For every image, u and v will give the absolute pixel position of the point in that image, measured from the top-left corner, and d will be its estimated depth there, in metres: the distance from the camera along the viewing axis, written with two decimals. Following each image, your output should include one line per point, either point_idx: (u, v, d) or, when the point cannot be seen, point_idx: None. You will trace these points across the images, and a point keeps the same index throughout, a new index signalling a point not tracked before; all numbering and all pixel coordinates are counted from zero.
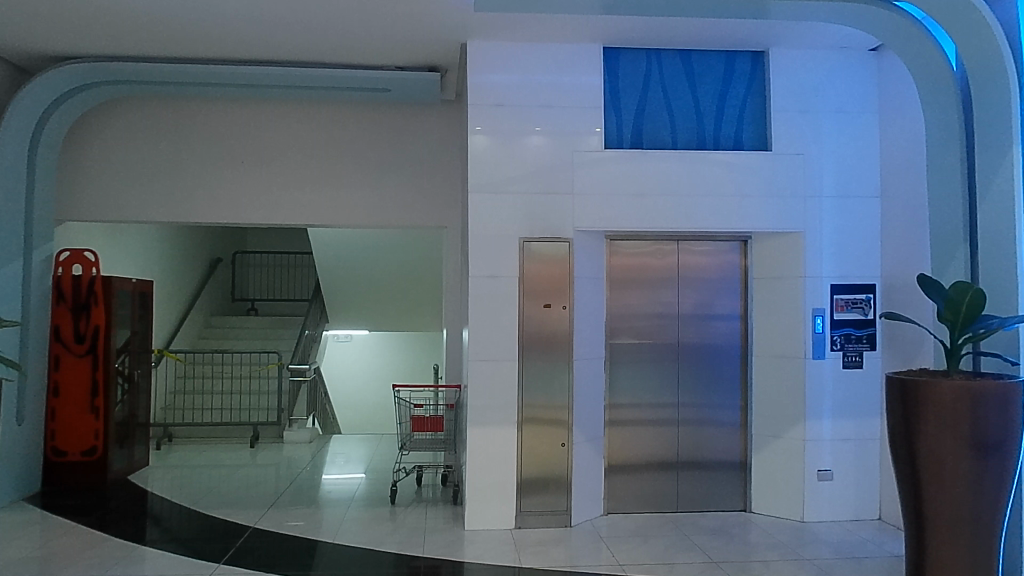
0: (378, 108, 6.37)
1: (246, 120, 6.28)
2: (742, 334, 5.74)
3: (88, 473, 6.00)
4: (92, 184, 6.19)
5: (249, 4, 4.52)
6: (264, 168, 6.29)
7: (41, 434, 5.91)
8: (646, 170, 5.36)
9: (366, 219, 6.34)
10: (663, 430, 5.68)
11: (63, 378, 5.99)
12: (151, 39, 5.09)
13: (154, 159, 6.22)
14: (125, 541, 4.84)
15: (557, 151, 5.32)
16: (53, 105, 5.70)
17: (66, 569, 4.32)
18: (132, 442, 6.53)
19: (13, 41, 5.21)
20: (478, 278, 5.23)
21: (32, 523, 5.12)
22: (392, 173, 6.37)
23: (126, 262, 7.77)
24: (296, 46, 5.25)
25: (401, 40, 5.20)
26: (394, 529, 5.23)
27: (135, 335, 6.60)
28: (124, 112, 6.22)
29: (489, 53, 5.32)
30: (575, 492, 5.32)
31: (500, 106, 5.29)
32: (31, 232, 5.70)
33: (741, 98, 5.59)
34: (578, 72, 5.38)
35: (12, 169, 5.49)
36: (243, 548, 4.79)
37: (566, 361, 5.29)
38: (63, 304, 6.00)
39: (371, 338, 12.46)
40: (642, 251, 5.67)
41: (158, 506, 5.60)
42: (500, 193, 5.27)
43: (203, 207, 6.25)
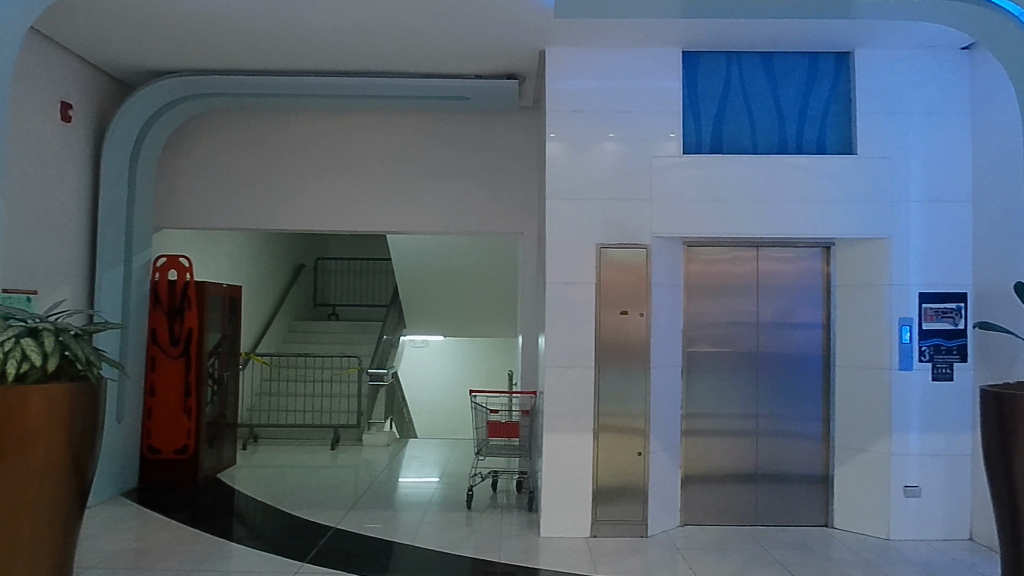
0: (455, 116, 6.43)
1: (329, 130, 6.44)
2: (824, 342, 5.57)
3: (181, 470, 6.25)
4: (186, 192, 6.45)
5: (334, 16, 4.65)
6: (345, 176, 6.44)
7: (138, 433, 6.19)
8: (726, 175, 5.26)
9: (443, 226, 6.41)
10: (742, 441, 5.56)
11: (159, 379, 6.26)
12: (240, 52, 5.27)
13: (242, 168, 6.45)
14: (214, 537, 5.01)
15: (634, 157, 5.27)
16: (153, 119, 5.94)
17: (159, 564, 4.47)
18: (222, 442, 6.76)
19: (115, 57, 5.48)
20: (555, 284, 5.24)
21: (128, 518, 5.33)
22: (469, 180, 6.43)
23: (216, 267, 8.07)
24: (378, 56, 5.34)
25: (480, 48, 5.27)
26: (470, 533, 5.27)
27: (226, 337, 6.84)
28: (217, 123, 6.46)
29: (567, 60, 5.32)
30: (651, 502, 5.25)
31: (578, 112, 5.29)
32: (132, 240, 5.96)
33: (824, 101, 5.43)
34: (657, 77, 5.33)
35: (115, 179, 5.76)
36: (324, 548, 4.89)
37: (642, 368, 5.22)
38: (160, 307, 6.26)
39: (447, 344, 12.61)
40: (720, 257, 5.57)
41: (244, 504, 5.78)
42: (577, 200, 5.26)
43: (287, 214, 6.44)
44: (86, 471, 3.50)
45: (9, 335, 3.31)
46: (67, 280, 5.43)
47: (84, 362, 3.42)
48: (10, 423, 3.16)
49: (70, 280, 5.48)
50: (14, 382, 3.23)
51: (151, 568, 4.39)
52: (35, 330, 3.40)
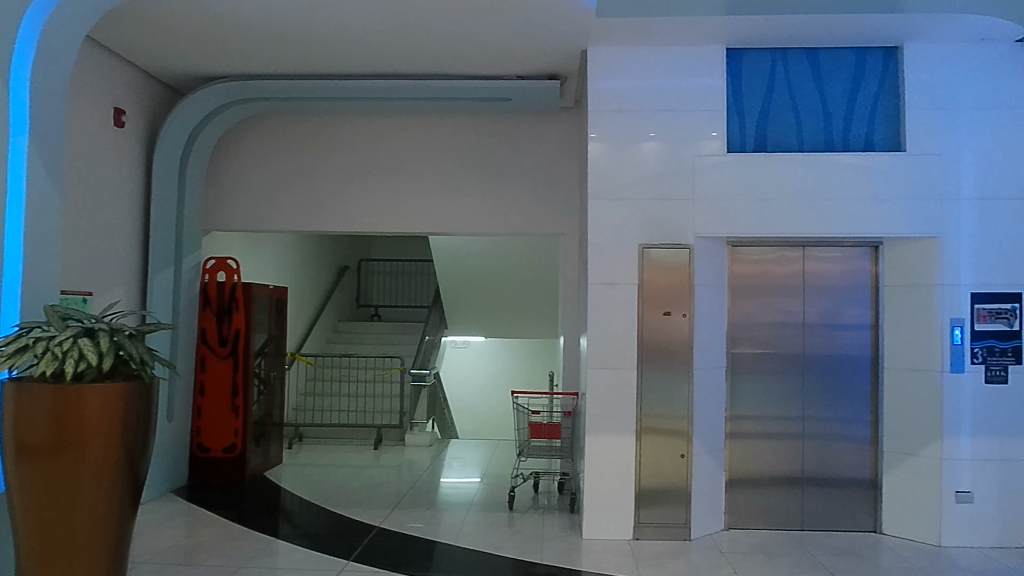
0: (495, 117, 6.44)
1: (372, 132, 6.50)
2: (873, 344, 5.45)
3: (230, 468, 6.36)
4: (233, 195, 6.57)
5: (377, 20, 4.69)
6: (387, 178, 6.49)
7: (189, 431, 6.33)
8: (772, 174, 5.17)
9: (484, 227, 6.42)
10: (787, 444, 5.46)
11: (208, 378, 6.38)
12: (285, 57, 5.35)
13: (286, 172, 6.55)
14: (261, 534, 5.09)
15: (676, 156, 5.22)
16: (203, 123, 6.05)
17: (209, 560, 4.56)
18: (269, 440, 6.87)
19: (165, 63, 5.60)
20: (597, 285, 5.21)
21: (178, 515, 5.44)
22: (510, 181, 6.43)
23: (263, 269, 8.20)
24: (421, 58, 5.38)
25: (521, 49, 5.27)
26: (512, 534, 5.26)
27: (272, 338, 6.95)
28: (263, 127, 6.57)
29: (609, 59, 5.30)
30: (694, 505, 5.19)
31: (620, 112, 5.26)
32: (182, 242, 6.08)
33: (872, 97, 5.31)
34: (699, 75, 5.26)
35: (166, 183, 5.88)
36: (369, 547, 4.92)
37: (686, 370, 5.16)
38: (209, 308, 6.38)
39: (488, 345, 12.65)
40: (765, 257, 5.48)
41: (289, 502, 5.86)
42: (620, 200, 5.22)
43: (330, 216, 6.51)
44: (141, 469, 3.54)
45: (68, 334, 3.35)
46: (120, 282, 5.56)
47: (137, 361, 3.46)
48: (66, 422, 3.24)
49: (123, 282, 5.61)
50: (72, 381, 3.29)
51: (201, 564, 4.47)
52: (92, 330, 3.45)
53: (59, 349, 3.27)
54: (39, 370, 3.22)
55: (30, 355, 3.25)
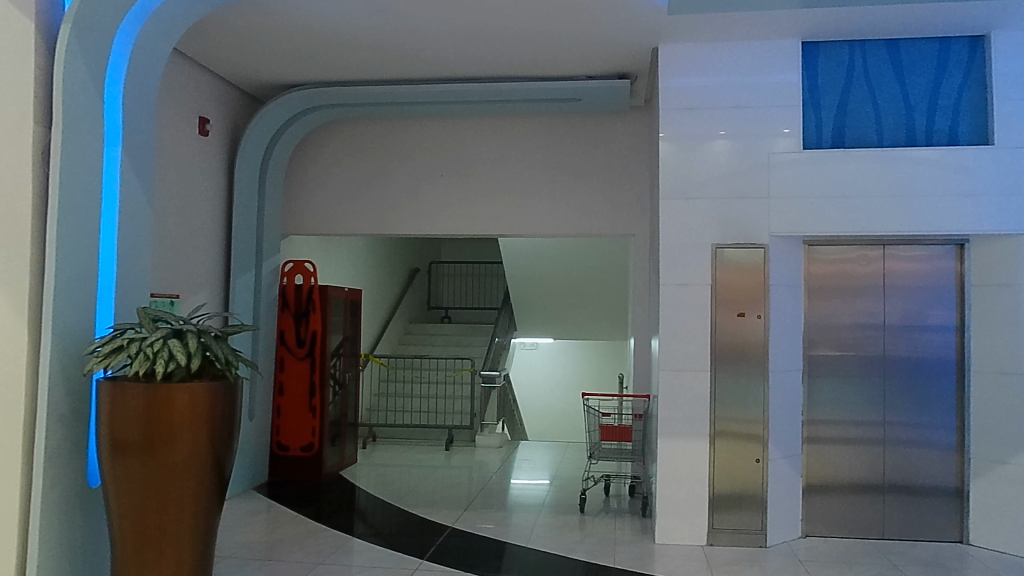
0: (564, 118, 6.42)
1: (442, 136, 6.57)
2: (958, 346, 5.21)
3: (307, 467, 6.51)
4: (308, 201, 6.73)
5: (449, 25, 4.73)
6: (457, 181, 6.54)
7: (268, 430, 6.50)
8: (851, 170, 4.99)
9: (553, 228, 6.40)
10: (869, 450, 5.27)
11: (287, 379, 6.56)
12: (359, 63, 5.45)
13: (359, 176, 6.67)
14: (338, 532, 5.19)
15: (749, 153, 5.10)
16: (280, 131, 6.22)
17: (289, 556, 4.67)
18: (344, 440, 7.00)
19: (244, 73, 5.77)
20: (669, 286, 5.13)
21: (258, 511, 5.59)
22: (579, 181, 6.39)
23: (337, 272, 8.37)
24: (491, 61, 5.40)
25: (591, 49, 5.24)
26: (583, 537, 5.22)
27: (348, 339, 7.08)
28: (337, 133, 6.72)
29: (680, 57, 5.22)
30: (771, 511, 5.05)
31: (692, 110, 5.17)
32: (261, 246, 6.25)
33: (957, 89, 5.08)
34: (774, 71, 5.13)
35: (247, 189, 6.06)
36: (442, 547, 4.96)
37: (761, 372, 5.04)
38: (287, 310, 6.56)
39: (557, 346, 12.63)
40: (844, 257, 5.31)
41: (363, 502, 5.95)
42: (692, 199, 5.14)
43: (402, 219, 6.60)
44: (226, 467, 3.63)
45: (158, 335, 3.47)
46: (205, 285, 5.76)
47: (222, 362, 3.57)
48: (157, 417, 3.36)
49: (208, 285, 5.80)
50: (162, 380, 3.41)
51: (282, 560, 4.58)
52: (180, 331, 3.57)
53: (150, 349, 3.39)
54: (132, 370, 3.35)
55: (124, 356, 3.38)
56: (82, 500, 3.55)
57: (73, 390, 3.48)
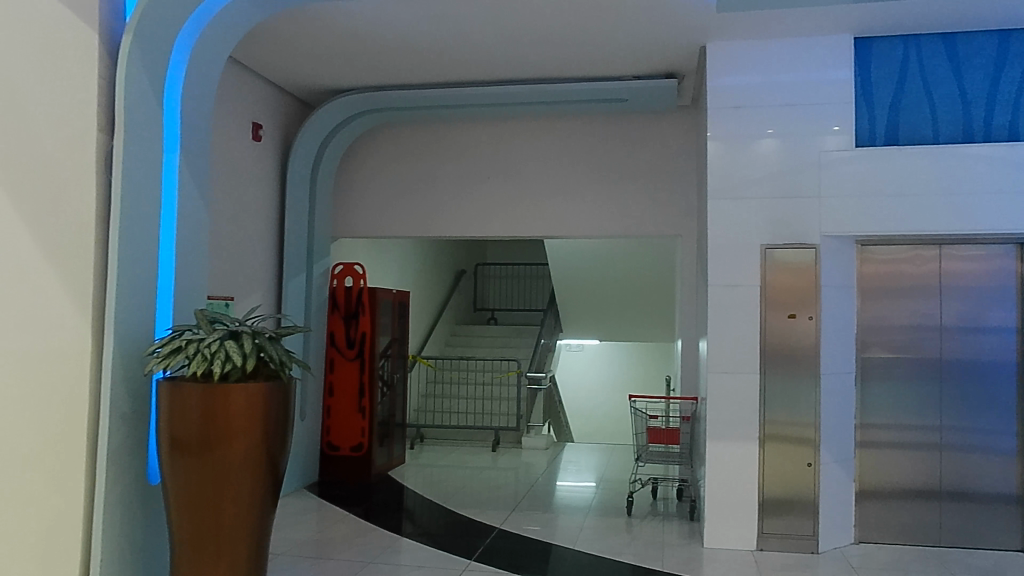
0: (610, 119, 6.39)
1: (487, 138, 6.60)
2: (1019, 349, 5.05)
3: (356, 467, 6.59)
4: (357, 204, 6.82)
5: (496, 27, 4.75)
6: (503, 183, 6.56)
7: (319, 430, 6.60)
8: (906, 168, 4.86)
9: (598, 229, 6.37)
10: (924, 455, 5.14)
11: (337, 379, 6.65)
12: (407, 67, 5.50)
13: (405, 179, 6.74)
14: (387, 532, 5.24)
15: (799, 152, 5.01)
16: (329, 135, 6.31)
17: (339, 554, 4.74)
18: (392, 441, 7.07)
19: (295, 79, 5.87)
20: (718, 287, 5.07)
21: (310, 510, 5.68)
22: (624, 182, 6.35)
23: (386, 274, 8.46)
24: (538, 62, 5.40)
25: (639, 49, 5.21)
26: (631, 541, 5.18)
27: (396, 341, 7.14)
28: (384, 137, 6.80)
29: (729, 55, 5.16)
30: (823, 517, 4.96)
31: (740, 108, 5.10)
32: (311, 249, 6.35)
33: (1017, 83, 4.92)
34: (825, 67, 5.03)
35: (298, 193, 6.16)
36: (489, 547, 4.98)
37: (813, 375, 4.94)
38: (337, 312, 6.64)
39: (603, 348, 12.57)
40: (898, 257, 5.17)
41: (411, 502, 6.00)
42: (742, 199, 5.07)
43: (448, 222, 6.65)
44: (280, 465, 3.69)
45: (215, 336, 3.54)
46: (259, 287, 5.87)
47: (276, 363, 3.65)
48: (214, 418, 3.43)
49: (261, 288, 5.91)
50: (219, 381, 3.48)
51: (332, 558, 4.65)
52: (236, 331, 3.64)
53: (208, 350, 3.47)
54: (191, 370, 3.42)
55: (183, 357, 3.46)
56: (142, 497, 3.65)
57: (134, 389, 3.58)
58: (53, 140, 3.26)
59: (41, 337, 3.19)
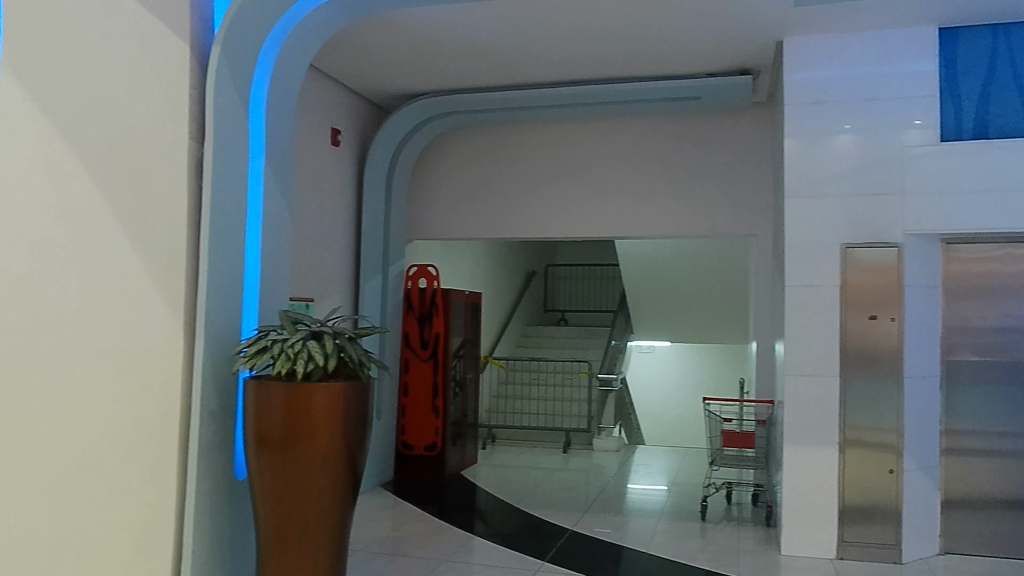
0: (683, 118, 6.32)
1: (558, 139, 6.60)
2: None
3: (429, 466, 6.68)
4: (430, 207, 6.93)
5: (569, 28, 4.75)
6: (574, 184, 6.55)
7: (394, 429, 6.71)
8: (995, 162, 4.62)
9: (670, 229, 6.30)
10: (1016, 463, 4.91)
11: (411, 380, 6.74)
12: (479, 70, 5.55)
13: (477, 182, 6.80)
14: (460, 531, 5.29)
15: (881, 147, 4.85)
16: (404, 140, 6.42)
17: (415, 552, 4.81)
18: (465, 440, 7.13)
19: (371, 84, 5.99)
20: (795, 288, 4.94)
21: (385, 508, 5.77)
22: (697, 181, 6.26)
23: (458, 276, 8.55)
24: (610, 62, 5.38)
25: (714, 46, 5.13)
26: (705, 546, 5.09)
27: (469, 341, 7.20)
28: (456, 140, 6.88)
29: (806, 49, 5.03)
30: (907, 526, 4.78)
31: (819, 104, 4.96)
32: (387, 252, 6.47)
33: None
34: (908, 59, 4.85)
35: (374, 196, 6.28)
36: (562, 549, 4.97)
37: (896, 379, 4.78)
38: (411, 313, 6.74)
39: (674, 350, 12.42)
40: (987, 256, 4.94)
41: (484, 502, 6.04)
42: (820, 197, 4.94)
43: (518, 223, 6.68)
44: (360, 462, 3.75)
45: (298, 337, 3.64)
46: (337, 289, 6.01)
47: (356, 362, 3.72)
48: (296, 415, 3.52)
49: (339, 289, 6.06)
50: (302, 380, 3.57)
51: (408, 556, 4.72)
52: (318, 332, 3.73)
53: (292, 350, 3.58)
54: (276, 370, 3.53)
55: (268, 357, 3.58)
56: (230, 490, 3.79)
57: (223, 387, 3.72)
58: (148, 148, 3.41)
59: (137, 336, 3.34)
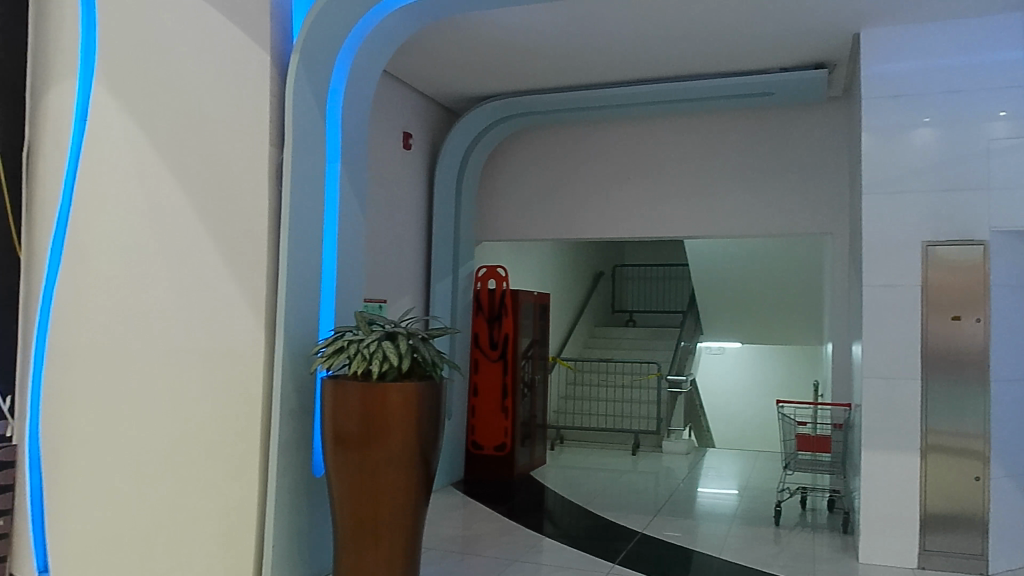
0: (755, 114, 6.20)
1: (628, 139, 6.55)
2: None
3: (499, 466, 6.71)
4: (500, 208, 6.97)
5: (640, 25, 4.71)
6: (643, 184, 6.50)
7: (464, 429, 6.78)
8: None
9: (741, 228, 6.18)
10: None
11: (481, 380, 6.80)
12: (548, 70, 5.56)
13: (546, 183, 6.81)
14: (529, 531, 5.30)
15: (963, 141, 4.65)
16: (475, 142, 6.48)
17: (485, 551, 4.84)
18: (534, 441, 7.14)
19: (441, 88, 6.06)
20: (874, 288, 4.78)
21: (455, 507, 5.82)
22: (770, 179, 6.13)
23: (527, 276, 8.58)
24: (680, 59, 5.32)
25: (789, 40, 5.01)
26: (778, 552, 4.98)
27: (537, 342, 7.21)
28: (525, 142, 6.91)
29: (884, 41, 4.87)
30: (994, 536, 4.57)
31: (898, 97, 4.79)
32: (458, 253, 6.53)
33: None
34: (993, 48, 4.64)
35: (445, 198, 6.35)
36: (633, 552, 4.93)
37: (982, 383, 4.58)
38: (481, 314, 6.81)
39: (745, 351, 12.19)
40: None
41: (552, 502, 6.04)
42: (900, 193, 4.76)
43: (587, 223, 6.66)
44: (433, 462, 3.79)
45: (373, 338, 3.71)
46: (409, 290, 6.10)
47: (429, 363, 3.78)
48: (372, 415, 3.59)
49: (412, 290, 6.15)
50: (377, 380, 3.64)
51: (478, 555, 4.76)
52: (392, 333, 3.80)
53: (367, 350, 3.65)
54: (352, 369, 3.61)
55: (345, 357, 3.67)
56: (308, 487, 3.87)
57: (302, 387, 3.80)
58: None
59: None
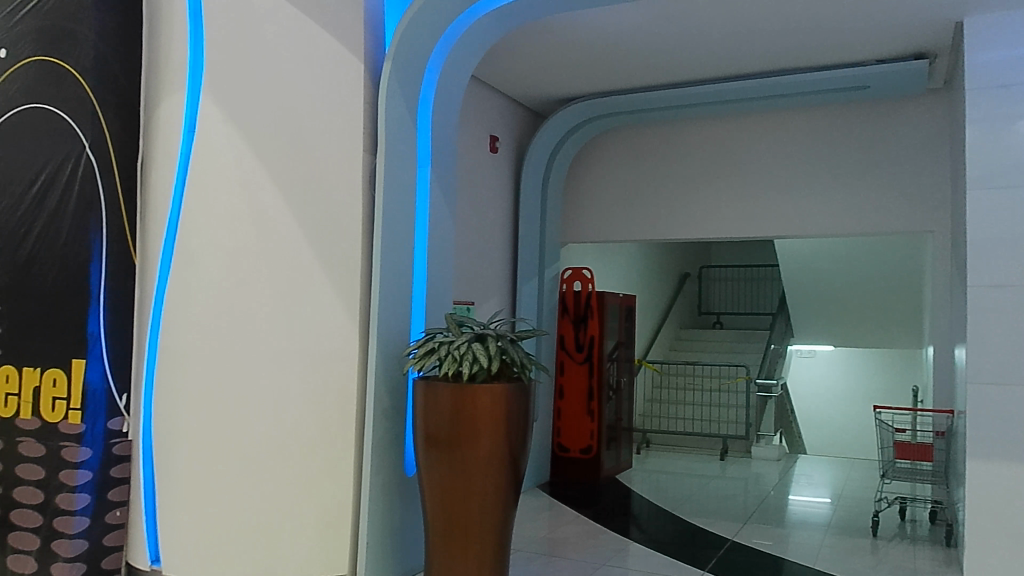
0: (850, 108, 5.98)
1: (716, 137, 6.43)
2: None
3: (584, 469, 6.69)
4: (586, 210, 6.96)
5: (730, 21, 4.61)
6: (732, 183, 6.37)
7: (550, 431, 6.79)
8: None
9: (835, 227, 5.98)
10: None
11: (566, 382, 6.79)
12: (634, 69, 5.50)
13: (632, 183, 6.75)
14: (615, 535, 5.25)
15: None
16: (560, 143, 6.49)
17: (573, 554, 4.83)
18: (620, 445, 7.09)
19: (527, 90, 6.09)
20: (980, 288, 4.51)
21: (541, 509, 5.83)
22: (867, 175, 5.90)
23: (612, 278, 8.53)
24: (772, 53, 5.18)
25: (890, 30, 4.82)
26: (877, 563, 4.79)
27: (623, 345, 7.16)
28: (611, 143, 6.87)
29: (989, 29, 4.63)
30: None
31: (1008, 87, 4.49)
32: (544, 255, 6.54)
33: None
34: None
35: (531, 200, 6.38)
36: (725, 559, 4.83)
37: None
38: (567, 316, 6.81)
39: (838, 355, 11.78)
40: None
41: (638, 507, 5.97)
42: (1012, 188, 4.45)
43: (673, 224, 6.57)
44: (522, 463, 3.80)
45: (463, 339, 3.77)
46: (496, 292, 6.15)
47: (518, 365, 3.79)
48: (462, 416, 3.63)
49: (499, 292, 6.20)
50: (467, 381, 3.68)
51: (567, 557, 4.75)
52: (482, 335, 3.84)
53: (457, 352, 3.71)
54: (443, 370, 3.68)
55: (436, 358, 3.73)
56: (402, 486, 3.95)
57: (396, 386, 3.89)
58: None
59: None
